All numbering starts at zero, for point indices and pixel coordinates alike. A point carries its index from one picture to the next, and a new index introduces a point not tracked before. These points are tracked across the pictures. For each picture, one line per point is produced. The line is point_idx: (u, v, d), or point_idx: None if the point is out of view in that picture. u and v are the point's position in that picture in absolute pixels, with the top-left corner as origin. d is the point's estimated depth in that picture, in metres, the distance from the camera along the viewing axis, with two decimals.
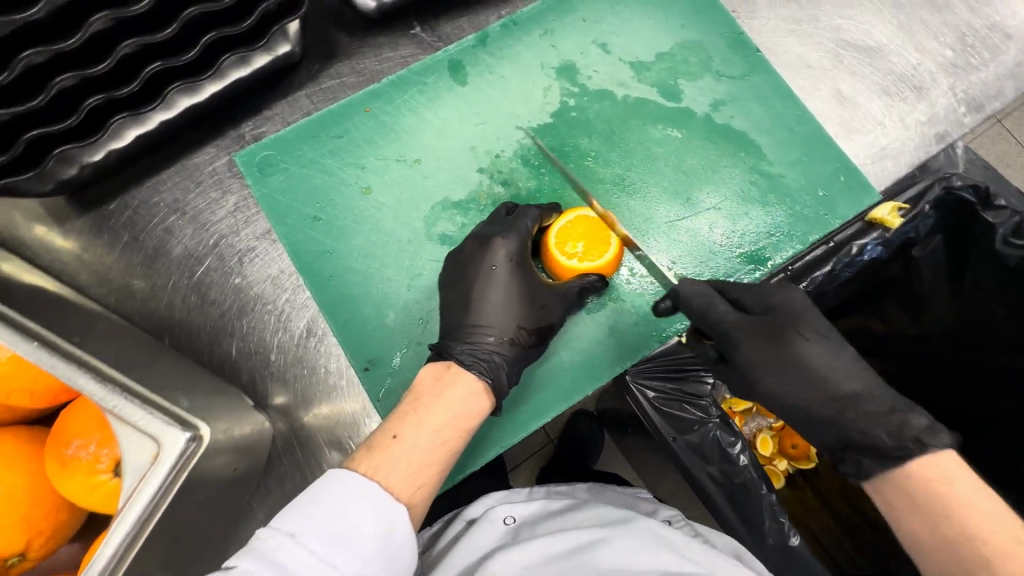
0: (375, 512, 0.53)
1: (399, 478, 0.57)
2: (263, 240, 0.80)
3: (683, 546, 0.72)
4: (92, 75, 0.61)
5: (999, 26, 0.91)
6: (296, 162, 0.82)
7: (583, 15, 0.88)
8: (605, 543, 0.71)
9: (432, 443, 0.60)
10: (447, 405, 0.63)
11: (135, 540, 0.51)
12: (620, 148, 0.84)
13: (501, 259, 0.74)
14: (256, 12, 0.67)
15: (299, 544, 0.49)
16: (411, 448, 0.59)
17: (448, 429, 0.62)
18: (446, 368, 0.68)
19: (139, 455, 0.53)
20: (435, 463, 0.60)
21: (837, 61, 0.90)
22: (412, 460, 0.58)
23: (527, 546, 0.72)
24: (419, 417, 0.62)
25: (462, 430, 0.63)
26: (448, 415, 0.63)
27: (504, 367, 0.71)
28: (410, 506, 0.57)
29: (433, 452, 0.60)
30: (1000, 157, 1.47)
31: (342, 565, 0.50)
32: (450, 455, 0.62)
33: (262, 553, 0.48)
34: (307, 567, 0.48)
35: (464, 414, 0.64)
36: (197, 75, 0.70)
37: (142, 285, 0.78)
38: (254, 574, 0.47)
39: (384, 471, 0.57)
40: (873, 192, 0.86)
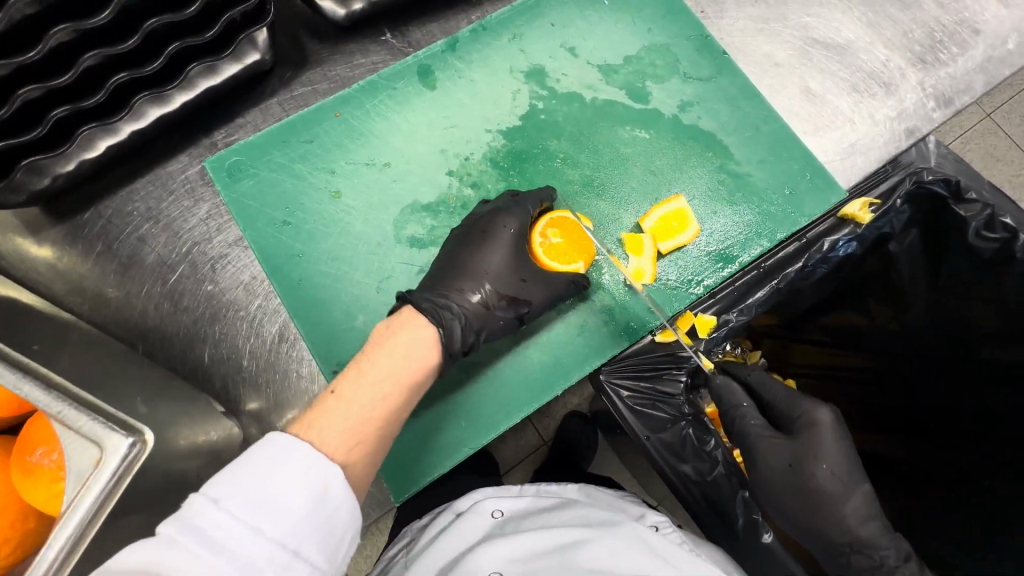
0: (305, 473, 0.52)
1: (334, 436, 0.57)
2: (236, 247, 0.81)
3: (665, 549, 0.72)
4: (56, 87, 0.61)
5: (968, 22, 0.92)
6: (266, 167, 0.83)
7: (551, 19, 0.88)
8: (592, 543, 0.70)
9: (370, 397, 0.61)
10: (390, 357, 0.64)
11: (77, 546, 0.50)
12: (589, 150, 0.85)
13: (498, 233, 0.77)
14: (219, 23, 0.68)
15: (222, 510, 0.48)
16: (348, 403, 0.60)
17: (389, 382, 0.62)
18: (396, 318, 0.69)
19: (82, 461, 0.52)
20: (375, 419, 0.60)
21: (805, 58, 0.90)
22: (348, 415, 0.59)
23: (514, 541, 0.72)
24: (359, 372, 0.63)
25: (403, 381, 0.63)
26: (389, 368, 0.63)
27: (461, 320, 0.71)
28: (348, 464, 0.57)
29: (372, 408, 0.60)
30: (986, 152, 1.47)
31: (268, 531, 0.48)
32: (391, 410, 0.62)
33: (182, 517, 0.47)
34: (230, 532, 0.47)
35: (409, 366, 0.65)
36: (164, 85, 0.71)
37: (116, 293, 0.79)
38: (174, 541, 0.46)
39: (319, 429, 0.57)
40: (838, 191, 0.86)
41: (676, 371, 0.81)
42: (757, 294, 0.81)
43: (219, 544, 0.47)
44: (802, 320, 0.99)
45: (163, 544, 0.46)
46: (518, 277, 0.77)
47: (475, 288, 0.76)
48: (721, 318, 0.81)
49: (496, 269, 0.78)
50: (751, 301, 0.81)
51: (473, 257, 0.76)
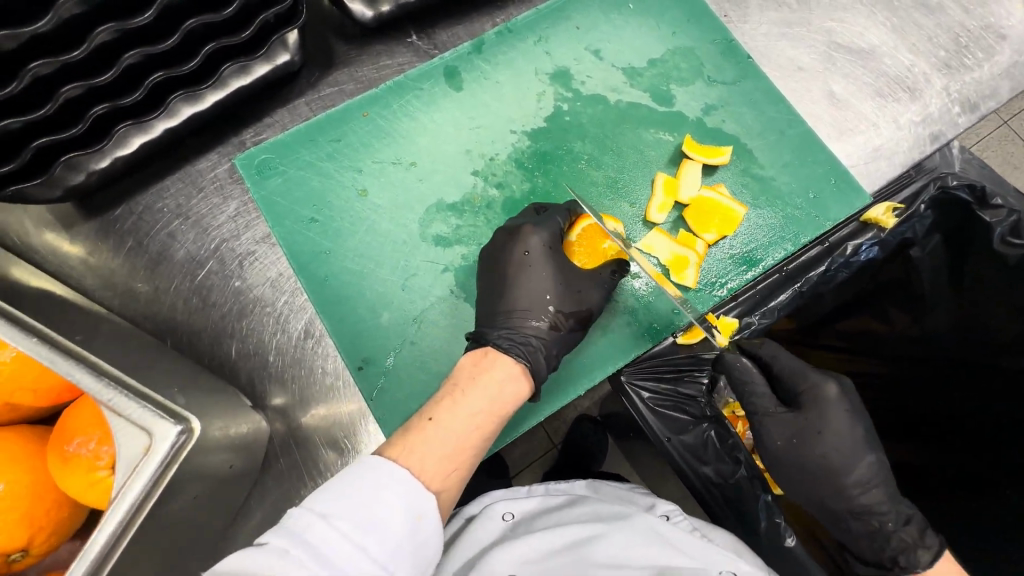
0: (403, 499, 0.52)
1: (433, 464, 0.58)
2: (263, 244, 0.82)
3: (677, 539, 0.72)
4: (97, 85, 0.63)
5: (993, 27, 0.91)
6: (293, 164, 0.84)
7: (576, 22, 0.89)
8: (603, 538, 0.70)
9: (467, 428, 0.62)
10: (483, 391, 0.65)
11: (135, 517, 0.53)
12: (612, 151, 0.85)
13: (535, 244, 0.76)
14: (255, 23, 0.69)
15: (332, 526, 0.48)
16: (447, 432, 0.60)
17: (483, 415, 0.63)
18: (484, 354, 0.70)
19: (130, 447, 0.54)
20: (468, 448, 0.61)
21: (829, 63, 0.90)
22: (447, 443, 0.60)
23: (525, 541, 0.71)
24: (455, 401, 0.63)
25: (496, 415, 0.64)
26: (484, 402, 0.64)
27: (542, 352, 0.73)
28: (441, 492, 0.58)
29: (467, 438, 0.61)
30: (1006, 159, 1.46)
31: (370, 548, 0.49)
32: (483, 440, 0.63)
33: (291, 529, 0.48)
34: (337, 550, 0.47)
35: (501, 400, 0.66)
36: (198, 85, 0.72)
37: (146, 288, 0.80)
38: (286, 552, 0.46)
39: (418, 454, 0.58)
40: (864, 195, 0.85)
41: (697, 373, 0.84)
42: (779, 295, 0.86)
43: (331, 561, 0.47)
44: (820, 326, 1.00)
45: (275, 554, 0.46)
46: (559, 277, 0.77)
47: (537, 314, 0.75)
48: (743, 320, 0.86)
49: (540, 280, 0.77)
50: (773, 304, 0.86)
51: (521, 267, 0.76)
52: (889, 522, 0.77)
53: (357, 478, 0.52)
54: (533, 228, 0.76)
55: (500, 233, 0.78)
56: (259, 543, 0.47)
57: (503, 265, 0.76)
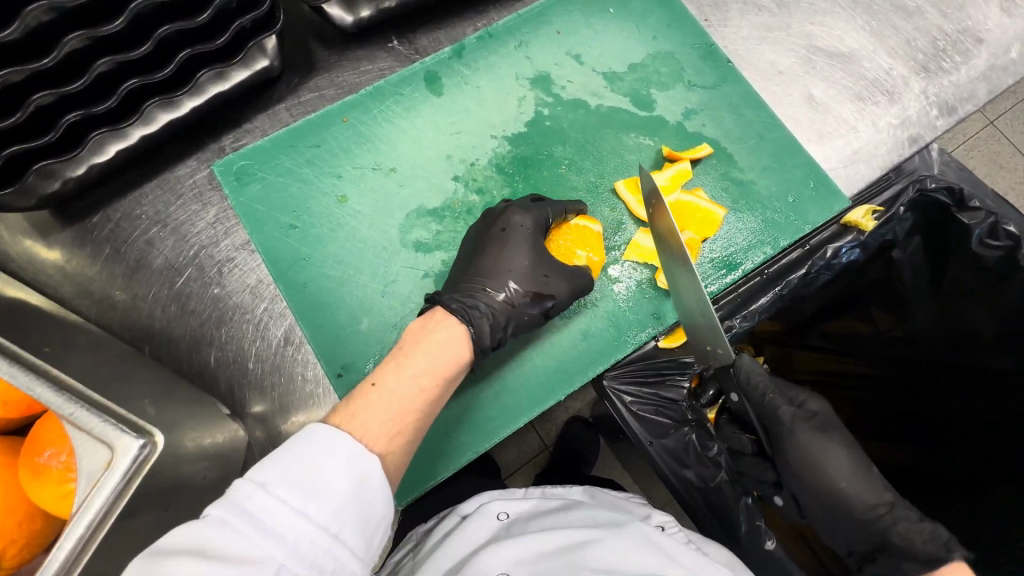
0: (345, 461, 0.52)
1: (375, 427, 0.57)
2: (243, 251, 0.82)
3: (674, 550, 0.72)
4: (69, 93, 0.62)
5: (971, 30, 0.92)
6: (273, 171, 0.84)
7: (557, 27, 0.89)
8: (598, 543, 0.70)
9: (411, 390, 0.61)
10: (428, 353, 0.65)
11: (97, 533, 0.52)
12: (593, 156, 0.85)
13: (515, 223, 0.76)
14: (231, 30, 0.69)
15: (270, 494, 0.48)
16: (390, 394, 0.60)
17: (427, 375, 0.63)
18: (430, 316, 0.70)
19: (93, 461, 0.54)
20: (413, 409, 0.60)
21: (809, 66, 0.91)
22: (389, 406, 0.59)
23: (520, 543, 0.72)
24: (398, 364, 0.63)
25: (441, 376, 0.64)
26: (427, 363, 0.64)
27: (491, 318, 0.72)
28: (386, 455, 0.58)
29: (410, 399, 0.61)
30: (990, 159, 1.48)
31: (311, 513, 0.49)
32: (429, 402, 0.62)
33: (232, 501, 0.48)
34: (276, 516, 0.47)
35: (445, 360, 0.65)
36: (174, 91, 0.72)
37: (124, 295, 0.79)
38: (225, 523, 0.46)
39: (360, 418, 0.57)
40: (842, 198, 0.86)
41: (678, 377, 0.82)
42: (762, 298, 0.84)
43: (270, 528, 0.47)
44: (804, 328, 1.00)
45: (214, 526, 0.46)
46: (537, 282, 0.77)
47: (492, 283, 0.74)
48: (724, 324, 0.83)
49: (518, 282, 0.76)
50: (754, 307, 0.84)
51: (496, 250, 0.76)
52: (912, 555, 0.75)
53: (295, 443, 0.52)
54: (518, 210, 0.76)
55: (479, 240, 0.77)
56: (203, 516, 0.47)
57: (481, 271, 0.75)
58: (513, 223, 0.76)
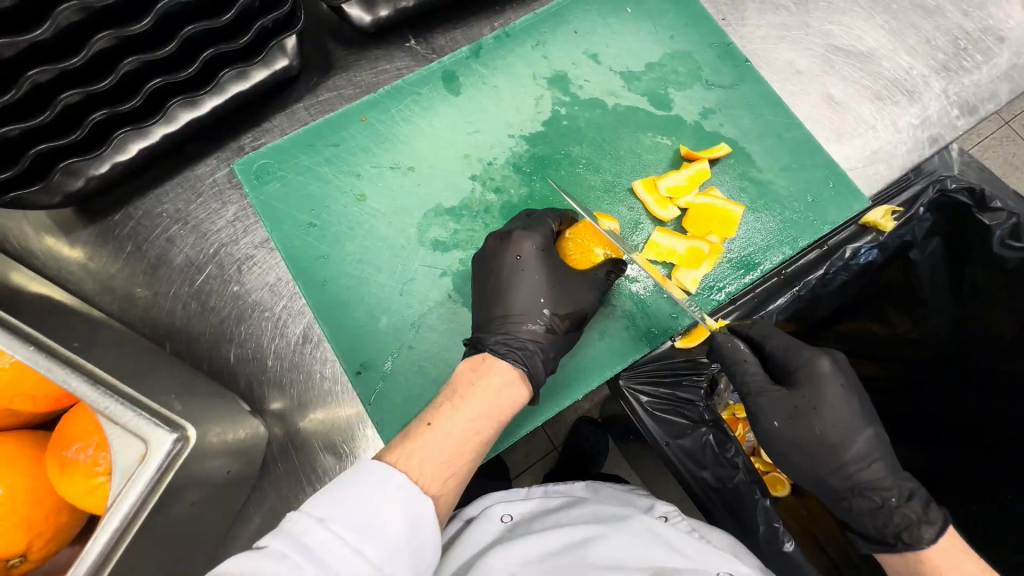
0: (402, 505, 0.52)
1: (431, 469, 0.57)
2: (262, 249, 0.82)
3: (677, 540, 0.71)
4: (96, 92, 0.63)
5: (992, 29, 0.91)
6: (292, 169, 0.84)
7: (574, 26, 0.89)
8: (600, 539, 0.70)
9: (466, 433, 0.61)
10: (483, 397, 0.65)
11: (133, 524, 0.53)
12: (610, 156, 0.85)
13: (527, 249, 0.75)
14: (253, 30, 0.69)
15: (329, 531, 0.48)
16: (446, 437, 0.60)
17: (482, 419, 0.63)
18: (482, 359, 0.70)
19: (127, 455, 0.54)
20: (467, 453, 0.61)
21: (828, 66, 0.90)
22: (445, 448, 0.59)
23: (526, 542, 0.71)
24: (454, 406, 0.63)
25: (494, 421, 0.64)
26: (482, 407, 0.64)
27: (539, 354, 0.73)
28: (438, 497, 0.58)
29: (465, 442, 0.61)
30: (1007, 159, 1.46)
31: (367, 553, 0.49)
32: (481, 447, 0.63)
33: (290, 533, 0.48)
34: (334, 553, 0.48)
35: (499, 405, 0.65)
36: (197, 90, 0.72)
37: (145, 292, 0.80)
38: (284, 557, 0.46)
39: (416, 459, 0.57)
40: (862, 198, 0.85)
41: (695, 378, 0.83)
42: (778, 299, 0.84)
43: (326, 564, 0.47)
44: (821, 328, 0.99)
45: (274, 558, 0.46)
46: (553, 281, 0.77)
47: (533, 318, 0.75)
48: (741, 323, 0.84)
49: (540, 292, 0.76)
50: (771, 308, 0.84)
51: (514, 272, 0.75)
52: (891, 496, 0.72)
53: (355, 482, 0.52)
54: (526, 233, 0.75)
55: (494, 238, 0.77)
56: (260, 547, 0.47)
57: (494, 272, 0.75)
58: (526, 230, 0.76)
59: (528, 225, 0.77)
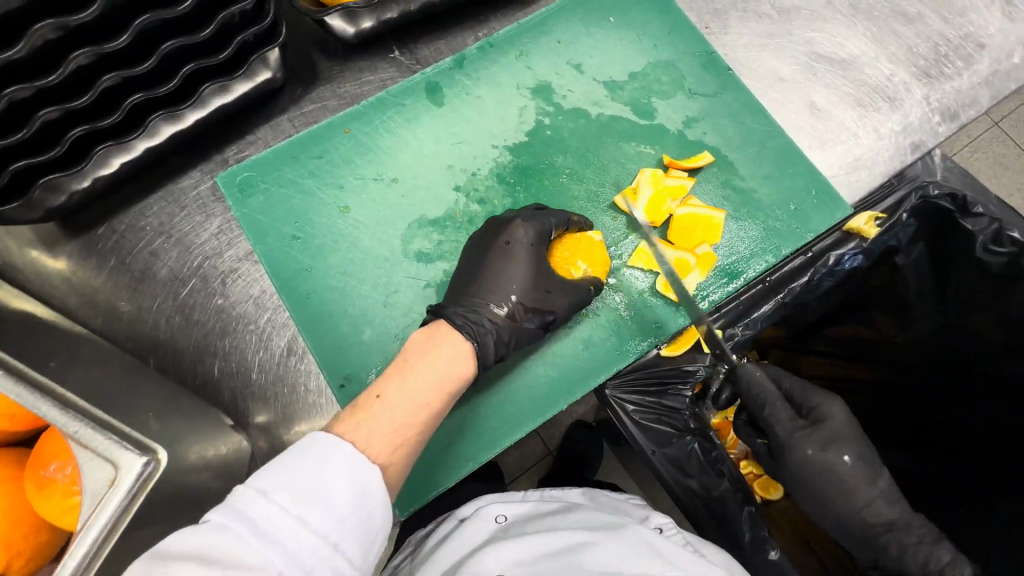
0: (347, 474, 0.52)
1: (379, 439, 0.58)
2: (246, 262, 0.82)
3: (672, 552, 0.71)
4: (74, 108, 0.63)
5: (972, 36, 0.92)
6: (276, 182, 0.84)
7: (557, 36, 0.90)
8: (596, 545, 0.69)
9: (415, 403, 0.62)
10: (432, 367, 0.65)
11: (102, 549, 0.52)
12: (594, 166, 0.85)
13: (519, 238, 0.75)
14: (233, 45, 0.70)
15: (272, 501, 0.49)
16: (394, 407, 0.60)
17: (432, 389, 0.63)
18: (434, 330, 0.70)
19: (96, 479, 0.54)
20: (416, 422, 0.61)
21: (810, 73, 0.91)
22: (393, 419, 0.59)
23: (519, 543, 0.71)
24: (403, 376, 0.63)
25: (444, 390, 0.64)
26: (431, 377, 0.64)
27: (493, 333, 0.72)
28: (388, 466, 0.58)
29: (414, 412, 0.61)
30: (995, 160, 1.47)
31: (313, 522, 0.49)
32: (431, 415, 0.63)
33: (232, 506, 0.48)
34: (279, 524, 0.48)
35: (450, 375, 0.66)
36: (178, 105, 0.72)
37: (128, 307, 0.80)
38: (225, 530, 0.46)
39: (364, 430, 0.58)
40: (844, 205, 0.86)
41: (682, 386, 0.81)
42: (763, 307, 0.83)
43: (271, 535, 0.47)
44: (809, 332, 0.99)
45: (217, 532, 0.46)
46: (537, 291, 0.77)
47: (498, 300, 0.74)
48: (727, 332, 0.82)
49: (520, 280, 0.76)
50: (756, 316, 0.83)
51: (500, 257, 0.76)
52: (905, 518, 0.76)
53: (299, 453, 0.52)
54: (522, 223, 0.75)
55: (482, 246, 0.77)
56: (202, 522, 0.47)
57: (480, 280, 0.76)
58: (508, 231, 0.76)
59: (526, 217, 0.77)
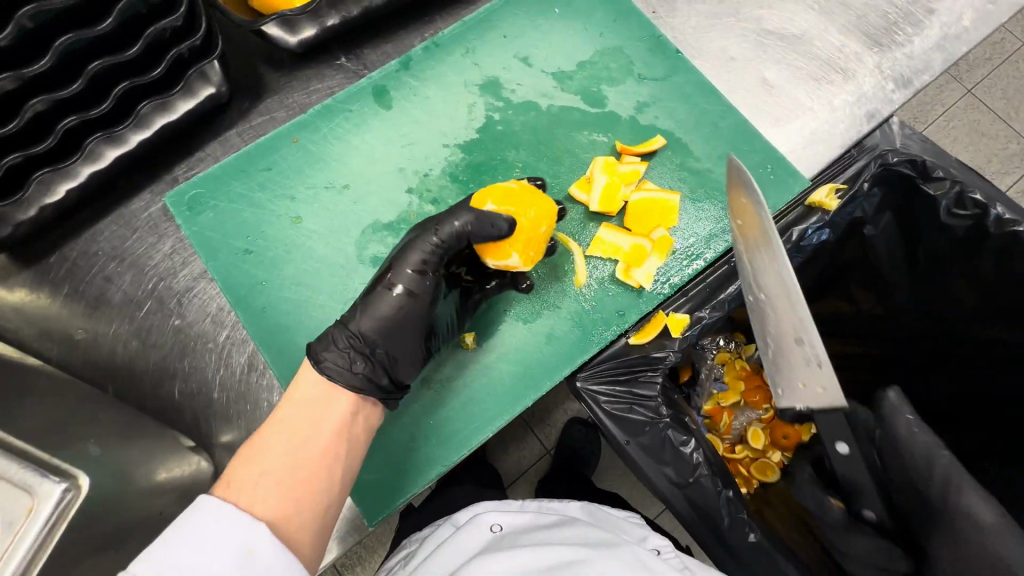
0: (213, 535, 0.52)
1: (247, 494, 0.57)
2: (202, 280, 0.81)
3: (664, 574, 0.70)
4: (4, 135, 0.62)
5: (921, 1, 0.92)
6: (226, 198, 0.83)
7: (503, 31, 0.89)
8: (588, 565, 0.68)
9: (281, 451, 0.61)
10: (288, 412, 0.64)
11: None
12: (547, 158, 0.85)
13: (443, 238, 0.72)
14: (166, 60, 0.69)
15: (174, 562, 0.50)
16: (255, 458, 0.60)
17: (285, 433, 0.62)
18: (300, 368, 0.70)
19: (12, 509, 0.49)
20: (294, 471, 0.60)
21: (760, 50, 0.90)
22: (262, 469, 0.59)
23: (510, 558, 0.70)
24: (265, 425, 0.63)
25: (315, 433, 0.63)
26: (282, 423, 0.63)
27: (362, 357, 0.69)
28: (294, 521, 0.58)
29: (284, 460, 0.60)
30: (971, 127, 1.47)
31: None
32: (326, 463, 0.62)
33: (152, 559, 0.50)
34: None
35: (315, 416, 0.65)
36: (116, 125, 0.71)
37: (85, 334, 0.79)
38: None
39: (237, 488, 0.58)
40: (801, 178, 0.86)
41: (651, 373, 0.79)
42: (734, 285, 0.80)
43: None
44: None
45: None
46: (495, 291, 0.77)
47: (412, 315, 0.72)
48: (694, 316, 0.79)
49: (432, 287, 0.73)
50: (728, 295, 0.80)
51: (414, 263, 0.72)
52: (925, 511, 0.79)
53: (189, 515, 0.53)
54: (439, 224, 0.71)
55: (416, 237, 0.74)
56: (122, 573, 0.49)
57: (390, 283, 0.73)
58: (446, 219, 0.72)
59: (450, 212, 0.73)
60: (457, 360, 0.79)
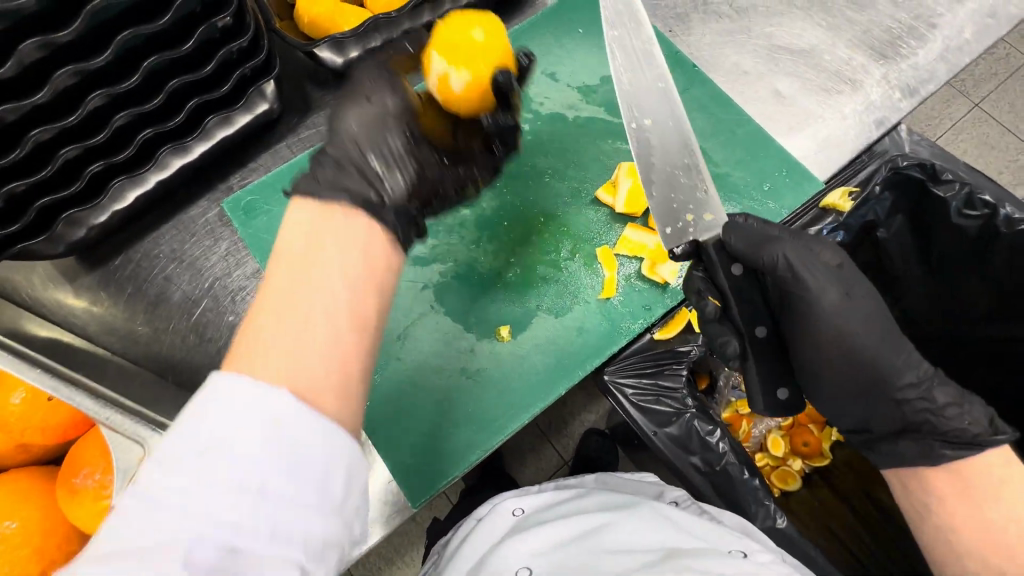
0: (228, 447, 0.44)
1: (266, 352, 0.48)
2: (254, 279, 0.88)
3: (687, 524, 0.70)
4: (92, 145, 0.69)
5: (924, 17, 0.97)
6: (279, 203, 0.91)
7: (531, 50, 0.96)
8: (612, 527, 0.69)
9: (295, 276, 0.51)
10: (290, 244, 0.53)
11: None
12: (573, 164, 0.91)
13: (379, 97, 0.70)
14: (233, 78, 0.76)
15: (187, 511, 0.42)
16: (266, 309, 0.50)
17: (290, 268, 0.51)
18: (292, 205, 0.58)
19: (127, 459, 0.59)
20: (308, 305, 0.50)
21: (772, 64, 0.96)
22: (272, 326, 0.49)
23: (539, 534, 0.73)
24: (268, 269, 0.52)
25: (326, 255, 0.53)
26: (287, 255, 0.53)
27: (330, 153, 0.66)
28: (333, 357, 0.50)
29: (299, 314, 0.49)
30: (982, 139, 1.51)
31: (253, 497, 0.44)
32: (355, 280, 0.53)
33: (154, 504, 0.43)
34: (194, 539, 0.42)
35: (317, 256, 0.53)
36: (184, 138, 0.79)
37: (145, 330, 0.85)
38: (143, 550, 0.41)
39: (257, 337, 0.49)
40: (815, 181, 0.92)
41: (677, 366, 0.83)
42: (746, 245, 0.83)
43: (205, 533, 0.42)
44: None
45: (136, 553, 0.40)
46: None
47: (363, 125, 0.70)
48: None
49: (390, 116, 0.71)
50: None
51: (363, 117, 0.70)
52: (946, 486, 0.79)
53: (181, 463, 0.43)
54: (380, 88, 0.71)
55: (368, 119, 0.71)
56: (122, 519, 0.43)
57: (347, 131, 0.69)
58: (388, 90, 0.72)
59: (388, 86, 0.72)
60: (494, 351, 0.83)
